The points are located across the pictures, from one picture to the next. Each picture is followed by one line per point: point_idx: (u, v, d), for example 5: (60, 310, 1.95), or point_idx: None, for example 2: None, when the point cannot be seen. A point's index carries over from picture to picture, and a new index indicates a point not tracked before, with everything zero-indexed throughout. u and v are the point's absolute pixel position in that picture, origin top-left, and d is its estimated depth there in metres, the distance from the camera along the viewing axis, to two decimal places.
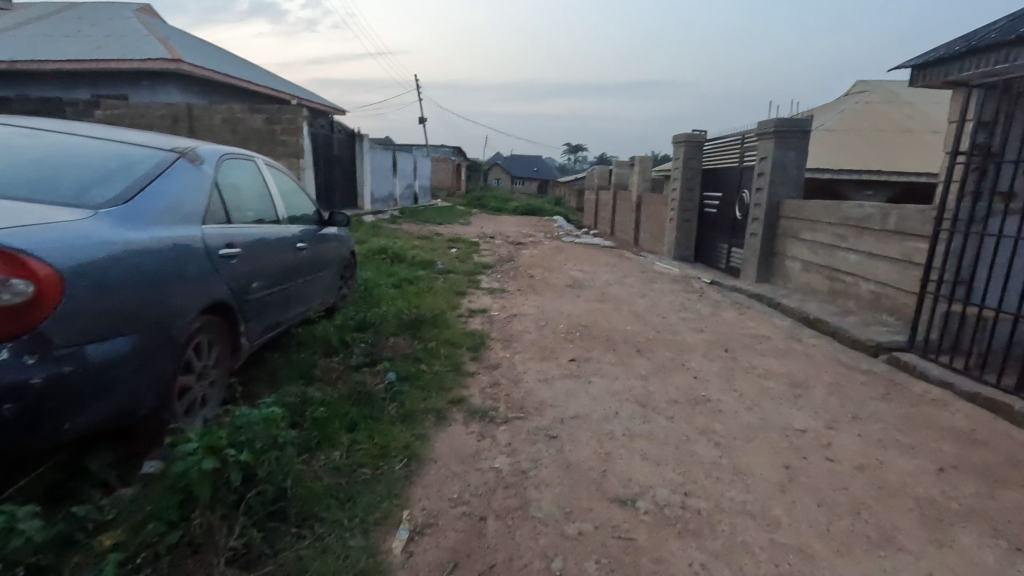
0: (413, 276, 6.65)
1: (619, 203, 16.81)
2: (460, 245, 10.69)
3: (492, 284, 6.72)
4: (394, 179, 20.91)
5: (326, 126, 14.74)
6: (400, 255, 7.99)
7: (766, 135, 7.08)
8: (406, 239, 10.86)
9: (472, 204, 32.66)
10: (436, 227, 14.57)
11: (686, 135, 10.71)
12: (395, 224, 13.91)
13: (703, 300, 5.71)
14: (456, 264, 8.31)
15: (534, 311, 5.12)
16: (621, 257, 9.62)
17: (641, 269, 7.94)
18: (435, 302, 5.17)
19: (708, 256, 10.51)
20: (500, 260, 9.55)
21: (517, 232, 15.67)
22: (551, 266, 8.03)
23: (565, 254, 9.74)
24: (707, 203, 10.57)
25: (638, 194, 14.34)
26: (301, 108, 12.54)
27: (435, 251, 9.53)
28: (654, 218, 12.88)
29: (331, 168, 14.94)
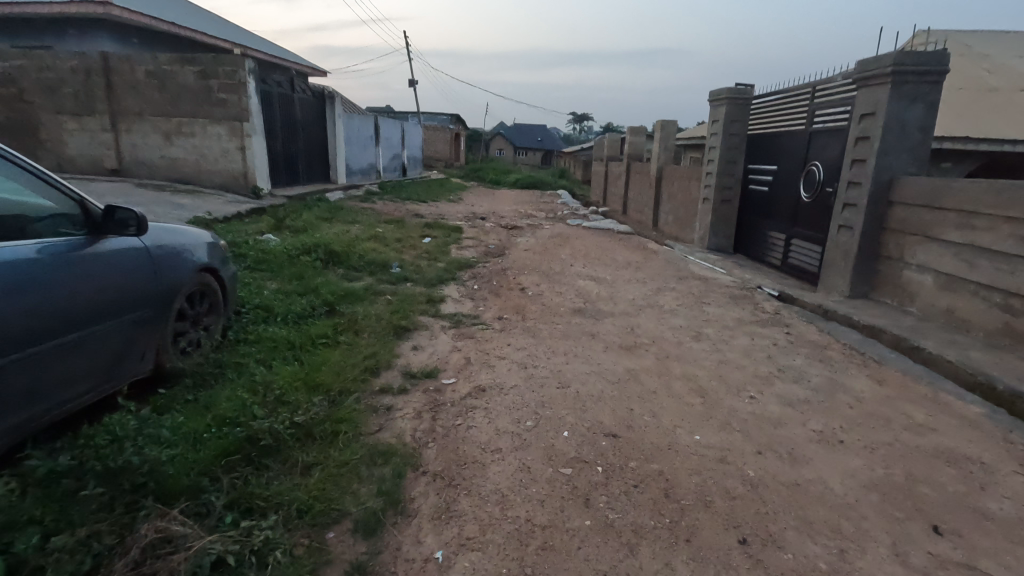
0: (343, 294, 4.44)
1: (634, 178, 14.42)
2: (438, 233, 8.40)
3: (463, 303, 4.53)
4: (377, 149, 18.44)
5: (285, 83, 12.32)
6: (343, 253, 5.76)
7: (875, 81, 4.73)
8: (370, 225, 8.56)
9: (469, 177, 30.19)
10: (417, 207, 12.28)
11: (728, 91, 8.32)
12: (366, 203, 11.64)
13: (791, 342, 3.54)
14: (421, 265, 6.08)
15: (518, 375, 2.95)
16: (644, 252, 7.37)
17: (675, 274, 5.73)
18: (346, 361, 2.99)
19: (755, 248, 8.24)
20: (486, 255, 7.33)
21: (514, 212, 13.33)
22: (551, 269, 5.80)
23: (571, 246, 7.50)
24: (754, 179, 8.25)
25: (658, 167, 11.95)
26: (245, 59, 10.13)
27: (402, 243, 7.30)
28: (680, 197, 10.55)
29: (291, 134, 12.59)
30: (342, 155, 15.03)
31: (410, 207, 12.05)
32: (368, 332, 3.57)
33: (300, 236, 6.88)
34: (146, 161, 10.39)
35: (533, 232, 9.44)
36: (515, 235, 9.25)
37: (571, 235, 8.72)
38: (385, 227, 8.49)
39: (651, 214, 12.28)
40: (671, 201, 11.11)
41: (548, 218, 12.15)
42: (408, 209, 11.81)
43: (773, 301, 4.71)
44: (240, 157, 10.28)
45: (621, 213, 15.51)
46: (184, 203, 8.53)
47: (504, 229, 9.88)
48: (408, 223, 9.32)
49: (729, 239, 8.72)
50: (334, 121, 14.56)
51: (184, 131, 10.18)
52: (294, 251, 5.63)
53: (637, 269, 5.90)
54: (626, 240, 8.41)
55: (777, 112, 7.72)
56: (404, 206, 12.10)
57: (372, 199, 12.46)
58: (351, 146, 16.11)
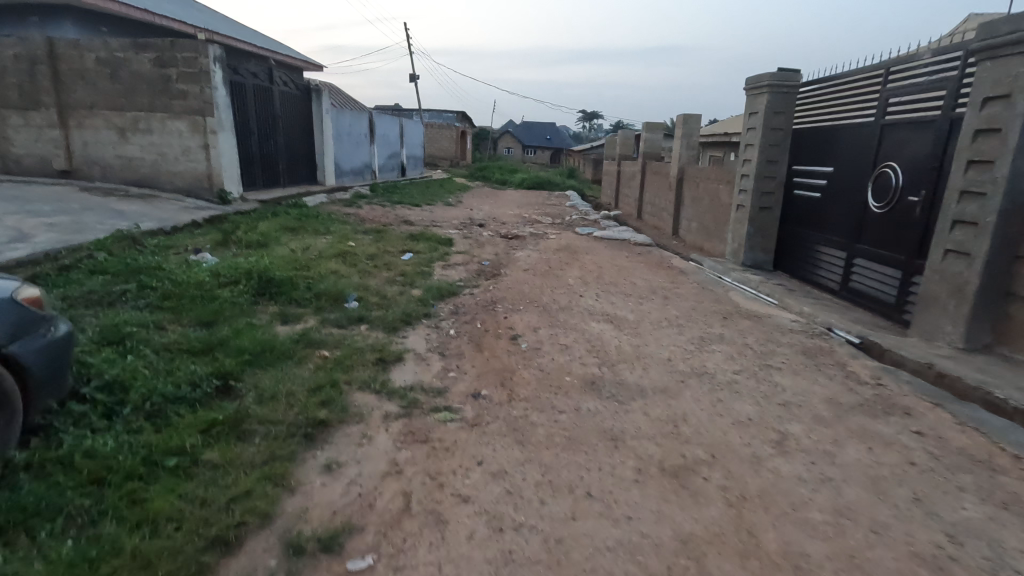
0: (258, 351, 3.14)
1: (651, 180, 13.06)
2: (423, 247, 7.10)
3: (427, 362, 3.23)
4: (372, 147, 17.18)
5: (262, 73, 11.09)
6: (286, 281, 4.47)
7: (1008, 50, 3.36)
8: (343, 236, 7.28)
9: (474, 177, 28.89)
10: (408, 212, 11.02)
11: (771, 77, 6.89)
12: (350, 208, 10.39)
13: (933, 456, 2.21)
14: (390, 295, 4.77)
15: (487, 556, 1.64)
16: (669, 273, 6.02)
17: (715, 310, 4.39)
18: (183, 527, 1.69)
19: (801, 266, 6.87)
20: (476, 277, 6.03)
21: (517, 217, 12.00)
22: (553, 302, 4.47)
23: (580, 264, 6.19)
24: (801, 182, 6.88)
25: (679, 167, 10.58)
26: (208, 44, 8.88)
27: (375, 262, 6.01)
28: (706, 203, 9.18)
29: (269, 130, 11.35)
30: (330, 154, 13.79)
31: (399, 213, 10.79)
32: (262, 436, 2.27)
33: (247, 254, 5.60)
34: (99, 161, 9.19)
35: (536, 245, 8.13)
36: (516, 247, 7.92)
37: (581, 249, 7.39)
38: (362, 240, 7.21)
39: (671, 221, 10.91)
40: (694, 207, 9.74)
41: (554, 225, 10.82)
42: (398, 215, 10.55)
43: (863, 360, 3.37)
44: (204, 156, 9.05)
45: (634, 218, 14.15)
46: (128, 211, 7.30)
47: (504, 240, 8.58)
48: (390, 233, 8.04)
49: (769, 254, 7.35)
50: (321, 116, 13.31)
51: (140, 127, 8.98)
52: (221, 278, 4.34)
53: (665, 303, 4.55)
54: (646, 256, 7.07)
55: (831, 102, 6.35)
56: (392, 211, 10.82)
57: (358, 203, 11.22)
58: (342, 144, 14.86)
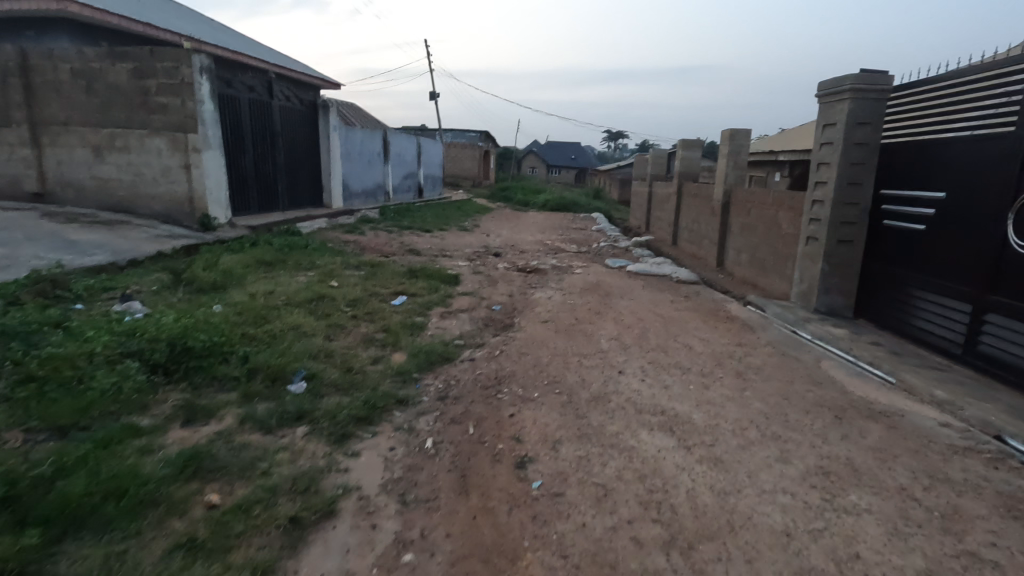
0: (88, 503, 1.88)
1: (689, 203, 11.69)
2: (422, 287, 5.85)
3: (374, 522, 1.95)
4: (386, 167, 16.23)
5: (261, 87, 10.18)
6: (213, 349, 3.25)
7: None
8: (329, 272, 6.10)
9: (496, 197, 27.85)
10: (416, 239, 9.86)
11: (851, 79, 5.54)
12: (351, 236, 9.30)
13: None
14: (359, 365, 3.52)
15: None
16: (731, 328, 4.64)
17: (817, 402, 3.02)
18: None
19: (896, 316, 5.41)
20: (482, 332, 4.75)
21: (538, 245, 10.74)
22: (582, 386, 3.15)
23: (615, 313, 4.86)
24: (892, 211, 5.48)
25: (725, 189, 9.20)
26: (194, 53, 7.94)
27: (356, 311, 4.78)
28: (761, 232, 7.77)
29: (267, 148, 10.41)
30: (337, 174, 12.83)
31: (405, 240, 9.64)
32: None
33: (192, 303, 4.42)
34: (73, 182, 8.29)
35: (560, 282, 6.85)
36: (536, 286, 6.65)
37: (615, 290, 6.08)
38: (352, 277, 6.01)
39: (715, 250, 9.51)
40: (746, 235, 8.33)
41: (580, 255, 9.52)
42: (404, 243, 9.38)
43: None
44: (185, 176, 8.07)
45: (670, 245, 12.75)
46: (83, 241, 6.26)
47: (522, 275, 7.31)
48: (388, 267, 6.83)
49: (848, 299, 5.91)
50: (327, 134, 12.38)
51: (117, 144, 8.05)
52: (118, 344, 3.13)
53: (741, 388, 3.20)
54: (696, 300, 5.70)
55: (938, 110, 4.98)
56: (398, 239, 9.67)
57: (362, 229, 10.11)
58: (352, 163, 13.93)
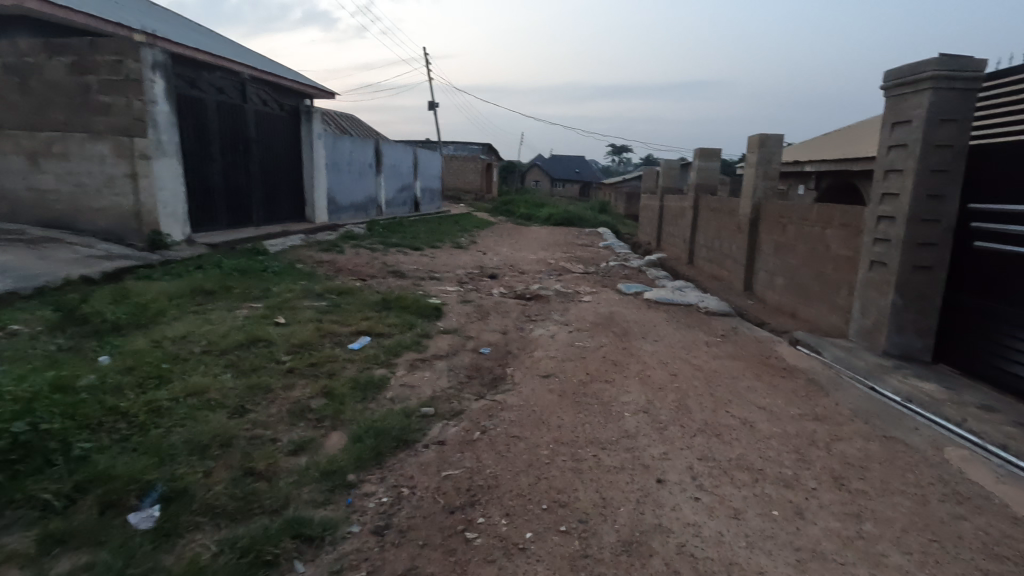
0: None
1: (708, 218, 10.56)
2: (394, 323, 4.70)
3: None
4: (379, 179, 15.21)
5: (233, 89, 9.15)
6: (30, 447, 2.10)
7: None
8: (281, 304, 4.96)
9: (497, 211, 26.82)
10: (402, 258, 8.75)
11: (932, 65, 4.40)
12: (328, 256, 8.20)
13: None
14: (266, 464, 2.36)
15: None
16: (796, 387, 3.46)
17: (987, 550, 1.86)
18: None
19: (1003, 363, 4.24)
20: (463, 391, 3.59)
21: (540, 264, 9.60)
22: (603, 517, 1.98)
23: (639, 364, 3.69)
24: (991, 230, 4.31)
25: (753, 203, 8.05)
26: (145, 45, 6.92)
27: (297, 362, 3.62)
28: (802, 253, 6.61)
29: (240, 157, 9.37)
30: (322, 186, 11.80)
31: (389, 260, 8.52)
32: None
33: (70, 354, 3.28)
34: (6, 193, 7.22)
35: (567, 314, 5.68)
36: (536, 319, 5.49)
37: (634, 326, 4.91)
38: (309, 310, 4.86)
39: (742, 273, 8.33)
40: (782, 257, 7.17)
41: (588, 278, 8.36)
42: (388, 263, 8.26)
43: None
44: (133, 187, 7.00)
45: (686, 264, 11.58)
46: None
47: (522, 304, 6.16)
48: (359, 295, 5.68)
49: (927, 339, 4.72)
50: (311, 142, 11.37)
51: (55, 150, 6.99)
52: None
53: (855, 517, 2.02)
54: (737, 342, 4.53)
55: None
56: (381, 258, 8.55)
57: (342, 246, 9.00)
58: (340, 175, 12.90)
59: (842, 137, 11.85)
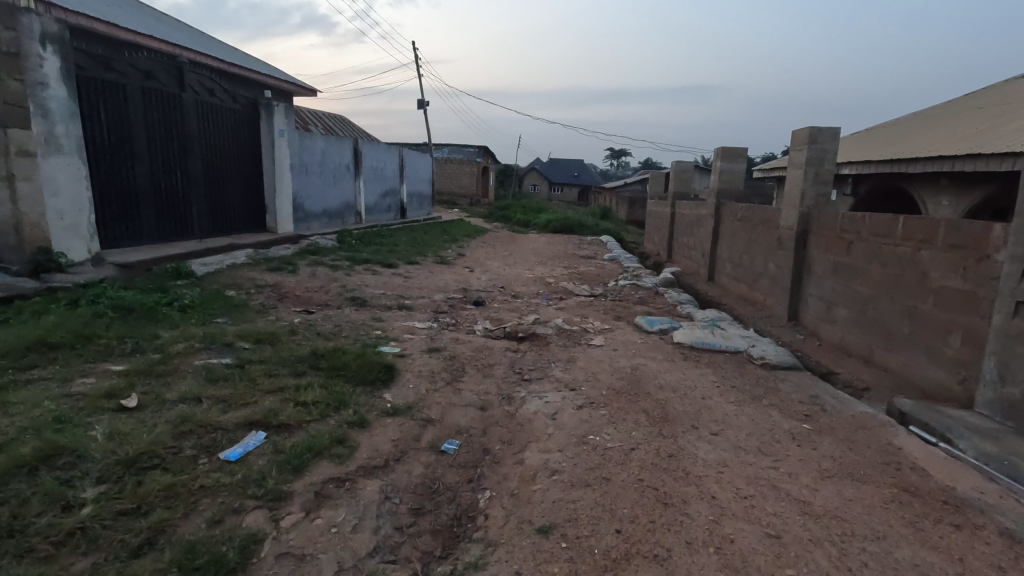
0: None
1: (735, 230, 9.02)
2: (315, 398, 3.12)
3: None
4: (359, 183, 13.70)
5: (168, 74, 7.63)
6: None
7: None
8: (156, 366, 3.37)
9: (493, 217, 25.29)
10: (370, 279, 7.21)
11: None
12: (275, 278, 6.62)
13: None
14: None
15: None
16: (998, 564, 1.91)
17: None
18: None
19: None
20: (400, 559, 2.04)
21: (538, 285, 8.04)
22: None
23: (706, 507, 2.13)
24: None
25: (800, 213, 6.51)
26: (35, 12, 5.44)
27: (102, 506, 2.04)
28: (878, 280, 5.07)
29: (178, 156, 7.82)
30: (286, 190, 10.28)
31: (352, 282, 6.96)
32: None
33: None
34: None
35: (574, 369, 4.12)
36: (531, 379, 3.93)
37: (675, 398, 3.35)
38: (194, 376, 3.29)
39: (784, 298, 6.80)
40: (845, 282, 5.63)
41: (596, 305, 6.82)
42: (349, 287, 6.70)
43: None
44: (9, 194, 5.36)
45: (705, 283, 10.04)
46: None
47: (512, 351, 4.60)
48: (287, 343, 4.11)
49: None
50: (271, 140, 9.86)
51: None
52: None
53: None
54: (836, 432, 2.97)
55: None
56: (342, 280, 7.00)
57: (297, 263, 7.45)
58: (311, 178, 11.39)
59: (882, 135, 10.34)
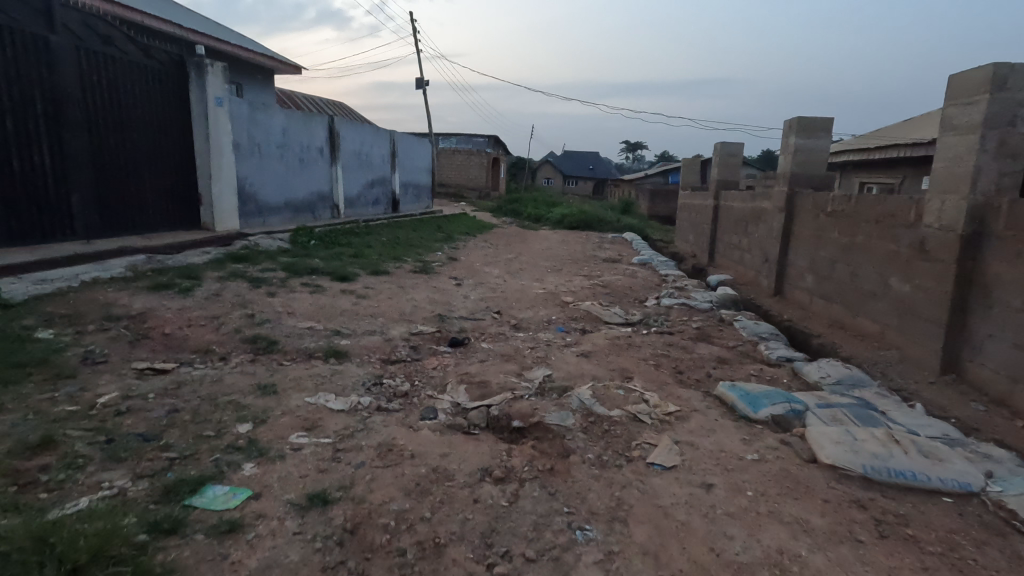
0: None
1: (820, 229, 6.59)
2: None
3: None
4: (335, 170, 11.46)
5: (24, 9, 5.41)
6: None
7: None
8: None
9: (500, 211, 22.97)
10: (303, 301, 4.94)
11: None
12: (148, 303, 4.34)
13: None
14: None
15: None
16: None
17: None
18: None
19: None
20: None
21: (548, 307, 5.69)
22: None
23: None
24: None
25: (970, 207, 4.08)
26: None
27: None
28: None
29: (46, 125, 5.61)
30: (227, 177, 8.04)
31: (272, 305, 4.69)
32: None
33: None
34: None
35: (629, 563, 1.80)
36: None
37: None
38: None
39: (930, 336, 4.39)
40: None
41: (641, 346, 4.47)
42: (262, 315, 4.43)
43: None
44: None
45: (770, 299, 7.61)
46: None
47: (493, 482, 2.28)
48: None
49: None
50: (205, 112, 7.61)
51: None
52: None
53: None
54: None
55: None
56: (259, 301, 4.74)
57: (204, 277, 5.21)
58: (266, 162, 9.14)
59: None
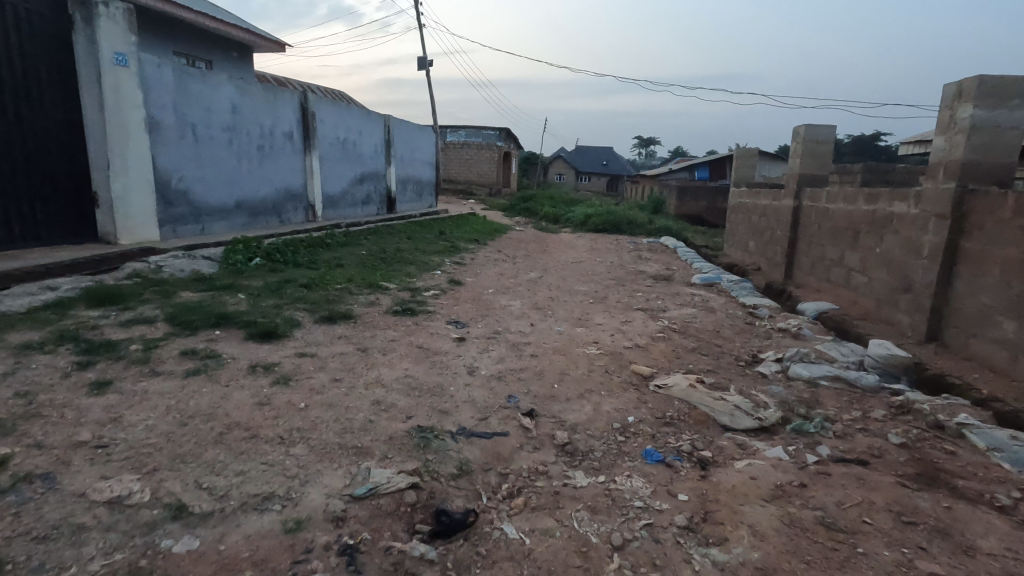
0: None
1: None
2: None
3: None
4: (310, 160, 9.10)
5: None
6: None
7: None
8: None
9: (514, 210, 20.56)
10: (157, 401, 2.56)
11: None
12: None
13: None
14: None
15: None
16: None
17: None
18: None
19: None
20: None
21: (615, 390, 3.28)
22: None
23: None
24: None
25: None
26: None
27: None
28: None
29: None
30: (138, 168, 5.68)
31: (82, 420, 2.33)
32: None
33: None
34: None
35: None
36: None
37: None
38: None
39: None
40: None
41: (850, 527, 2.06)
42: (35, 457, 2.06)
43: None
44: None
45: (922, 349, 5.16)
46: None
47: None
48: None
49: None
50: (96, 72, 5.27)
51: None
52: None
53: None
54: None
55: None
56: (58, 412, 2.37)
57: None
58: (204, 148, 6.78)
59: None
